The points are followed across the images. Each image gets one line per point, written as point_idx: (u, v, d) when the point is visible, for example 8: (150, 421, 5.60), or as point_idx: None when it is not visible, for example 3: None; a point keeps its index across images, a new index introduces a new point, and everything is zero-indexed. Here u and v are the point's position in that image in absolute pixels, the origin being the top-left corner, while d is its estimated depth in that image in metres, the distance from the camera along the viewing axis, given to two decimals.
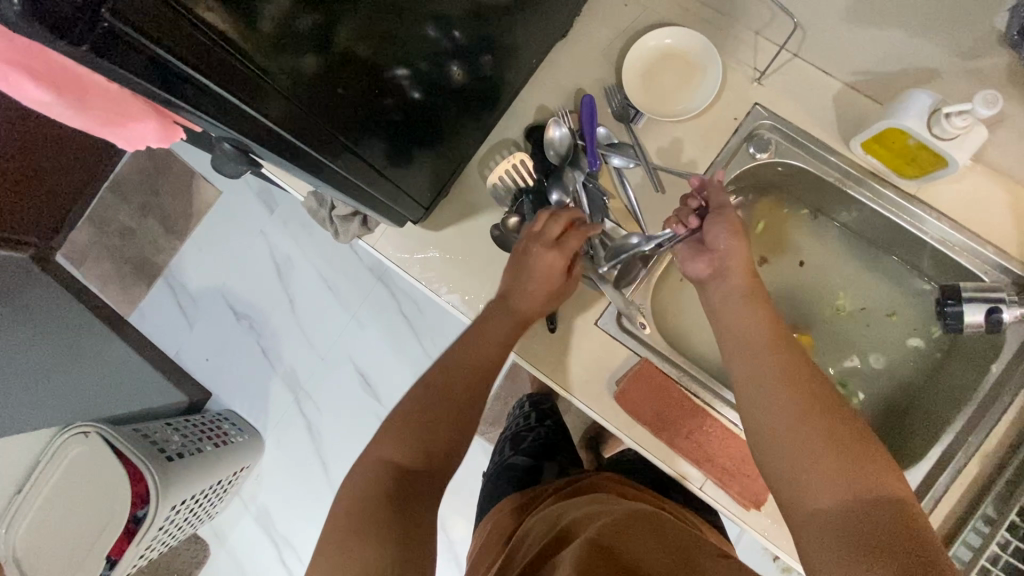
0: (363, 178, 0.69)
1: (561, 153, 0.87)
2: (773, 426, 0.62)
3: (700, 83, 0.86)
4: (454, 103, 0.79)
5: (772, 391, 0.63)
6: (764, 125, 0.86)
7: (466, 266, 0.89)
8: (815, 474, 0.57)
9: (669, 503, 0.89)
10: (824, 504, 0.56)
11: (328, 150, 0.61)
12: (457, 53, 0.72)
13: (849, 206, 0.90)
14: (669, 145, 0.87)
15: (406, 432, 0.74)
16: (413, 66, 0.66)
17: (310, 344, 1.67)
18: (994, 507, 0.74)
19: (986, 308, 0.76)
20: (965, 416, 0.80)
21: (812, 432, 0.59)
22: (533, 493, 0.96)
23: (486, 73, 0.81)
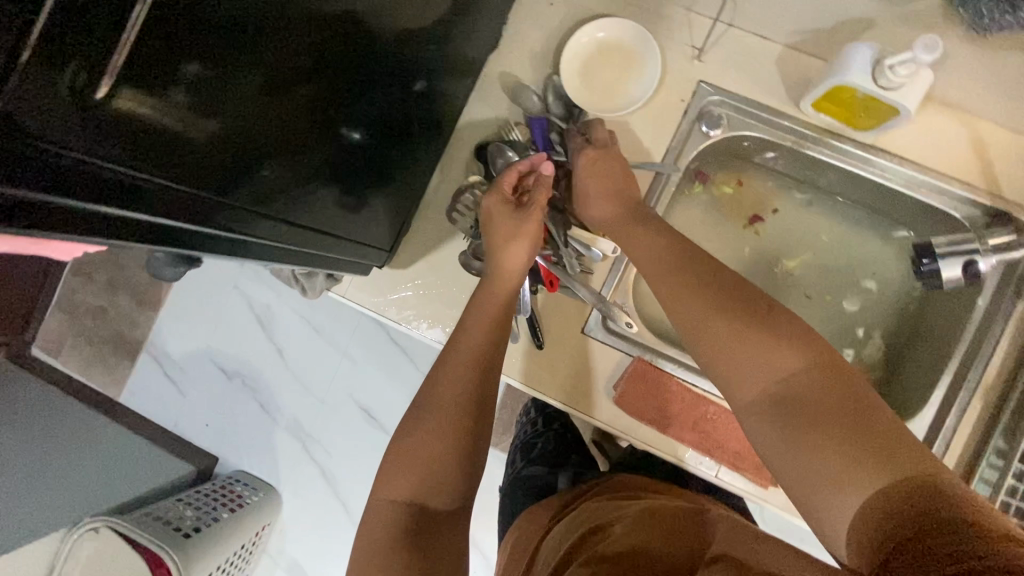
0: (315, 244, 0.69)
1: None
2: (696, 321, 0.60)
3: (639, 72, 0.84)
4: (397, 138, 0.77)
5: (693, 308, 0.61)
6: (712, 101, 0.84)
7: (443, 298, 0.87)
8: (742, 361, 0.56)
9: (681, 491, 0.89)
10: (756, 385, 0.54)
11: (281, 231, 0.61)
12: (387, 86, 0.69)
13: (810, 165, 0.89)
14: (622, 139, 0.85)
15: (407, 464, 0.64)
16: (337, 109, 0.62)
17: (308, 391, 1.65)
18: (1004, 439, 0.75)
19: (963, 262, 0.78)
20: (959, 354, 0.80)
21: (727, 326, 0.57)
22: (549, 500, 0.96)
23: (424, 101, 0.79)
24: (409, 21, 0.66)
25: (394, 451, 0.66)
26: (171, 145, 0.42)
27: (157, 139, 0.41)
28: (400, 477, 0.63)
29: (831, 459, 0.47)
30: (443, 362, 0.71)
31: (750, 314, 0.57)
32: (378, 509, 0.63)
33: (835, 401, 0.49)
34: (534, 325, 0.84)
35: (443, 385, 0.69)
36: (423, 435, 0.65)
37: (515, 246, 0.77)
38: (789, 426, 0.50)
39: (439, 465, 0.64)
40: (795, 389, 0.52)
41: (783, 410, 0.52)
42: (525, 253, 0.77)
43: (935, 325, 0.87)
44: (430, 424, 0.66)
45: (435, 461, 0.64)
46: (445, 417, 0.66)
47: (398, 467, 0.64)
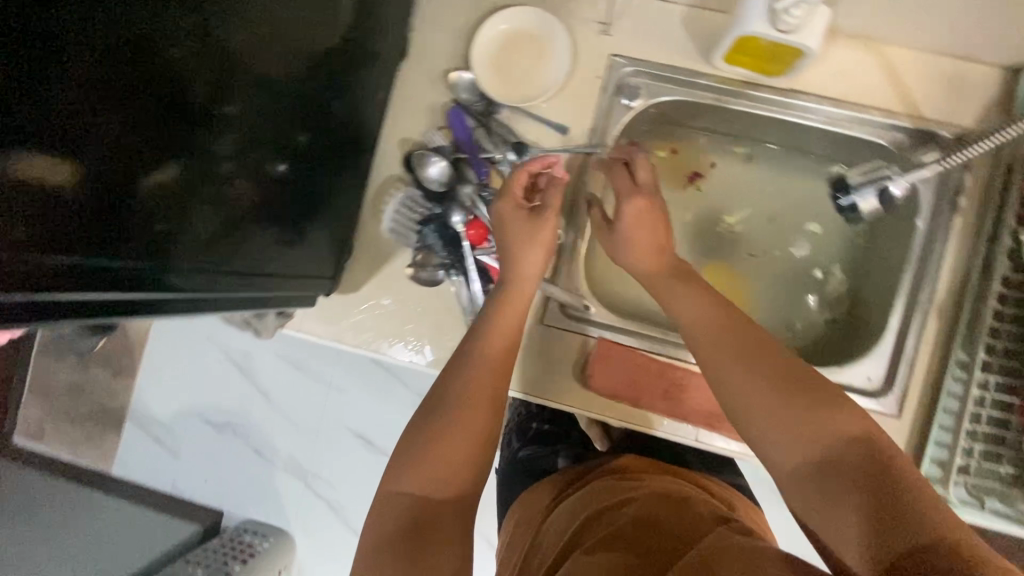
0: (251, 284, 0.68)
1: (444, 180, 0.84)
2: (736, 385, 0.59)
3: (551, 55, 0.84)
4: (324, 165, 0.77)
5: (735, 371, 0.59)
6: (628, 73, 0.85)
7: (398, 314, 0.85)
8: (783, 428, 0.55)
9: (676, 470, 0.91)
10: (796, 453, 0.55)
11: (202, 274, 0.61)
12: (302, 120, 0.71)
13: (736, 118, 0.89)
14: (546, 125, 0.85)
15: (426, 460, 0.63)
16: (246, 153, 0.64)
17: (300, 428, 1.63)
18: (963, 351, 0.77)
19: (876, 192, 0.80)
20: (909, 277, 0.82)
21: (769, 393, 0.57)
22: (546, 483, 0.95)
23: (343, 123, 0.78)
24: (293, 38, 0.65)
25: (413, 444, 0.64)
26: (41, 209, 0.43)
27: (13, 208, 0.41)
28: (423, 474, 0.62)
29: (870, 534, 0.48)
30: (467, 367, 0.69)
31: (794, 382, 0.57)
32: (387, 503, 0.61)
33: (873, 476, 0.50)
34: None
35: (474, 385, 0.68)
36: (451, 433, 0.64)
37: (531, 253, 0.76)
38: (830, 500, 0.52)
39: (463, 466, 0.63)
40: (833, 459, 0.53)
41: (825, 483, 0.52)
42: (539, 260, 0.76)
43: (883, 252, 0.89)
44: (452, 424, 0.65)
45: (458, 461, 0.63)
46: (479, 419, 0.66)
47: (421, 462, 0.63)
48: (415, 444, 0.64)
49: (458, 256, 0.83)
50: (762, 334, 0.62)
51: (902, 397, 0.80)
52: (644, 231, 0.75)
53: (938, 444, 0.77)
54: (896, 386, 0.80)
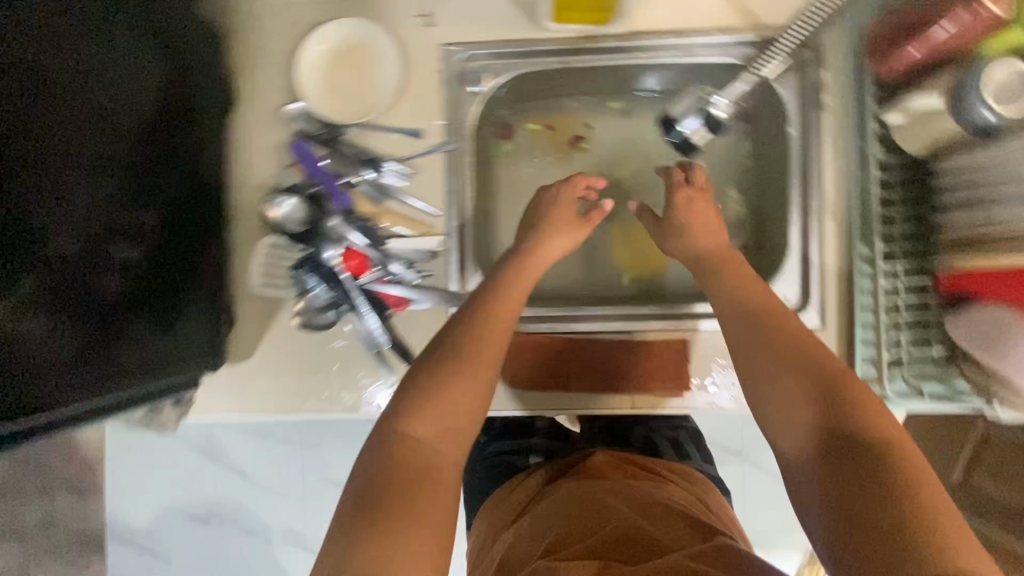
0: (118, 372, 0.66)
1: (303, 219, 0.79)
2: (758, 369, 0.63)
3: (380, 62, 0.80)
4: (179, 233, 0.74)
5: (769, 360, 0.62)
6: (463, 60, 0.81)
7: (302, 367, 0.82)
8: (798, 412, 0.58)
9: (652, 462, 0.88)
10: (805, 438, 0.57)
11: (56, 370, 0.60)
12: (140, 195, 0.69)
13: (591, 75, 0.86)
14: (397, 133, 0.81)
15: (430, 408, 0.63)
16: (82, 245, 0.62)
17: (280, 498, 1.48)
18: (865, 246, 0.75)
19: (695, 116, 0.84)
20: (798, 187, 0.80)
21: (786, 373, 0.61)
22: (520, 482, 0.89)
23: (184, 186, 0.75)
24: (102, 112, 0.64)
25: (418, 390, 0.64)
26: None
27: None
28: (427, 422, 0.62)
29: (857, 533, 0.49)
30: (469, 331, 0.70)
31: (815, 371, 0.60)
32: (382, 451, 0.61)
33: (881, 471, 0.51)
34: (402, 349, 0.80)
35: (482, 341, 0.69)
36: (457, 383, 0.65)
37: (538, 253, 0.81)
38: (831, 488, 0.53)
39: (464, 419, 0.64)
40: (842, 452, 0.54)
41: (831, 470, 0.53)
42: (559, 248, 0.82)
43: (771, 168, 0.87)
44: (457, 375, 0.65)
45: (459, 414, 0.64)
46: (488, 371, 0.67)
47: (425, 410, 0.63)
48: (418, 392, 0.64)
49: (342, 293, 0.78)
50: (795, 327, 0.65)
51: (821, 307, 0.78)
52: (702, 207, 0.81)
53: (865, 343, 0.76)
54: (812, 298, 0.79)
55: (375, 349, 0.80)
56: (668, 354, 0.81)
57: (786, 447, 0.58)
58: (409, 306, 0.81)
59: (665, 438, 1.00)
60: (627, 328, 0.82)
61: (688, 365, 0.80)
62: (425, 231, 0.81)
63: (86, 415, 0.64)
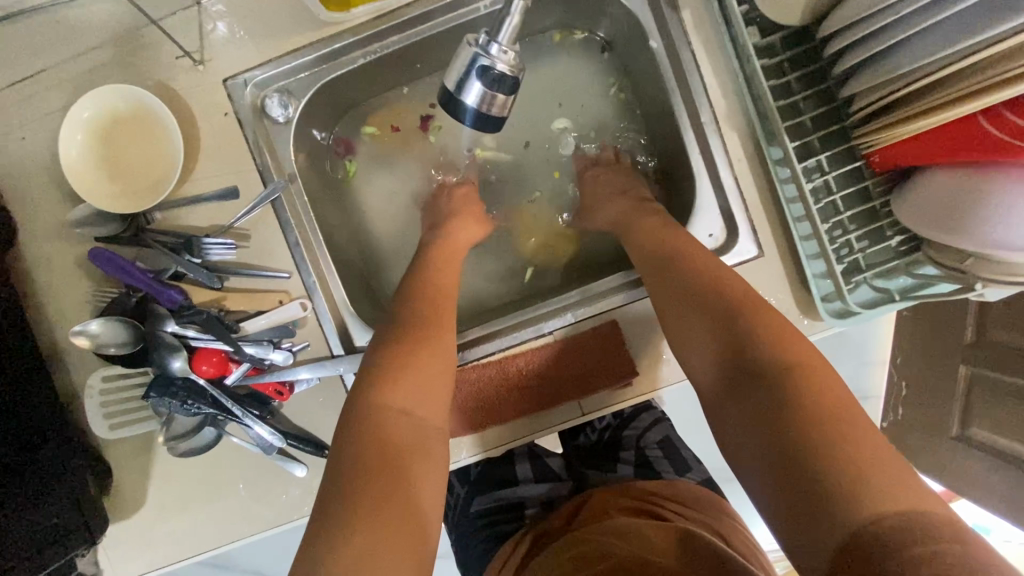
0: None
1: (125, 339, 0.65)
2: (669, 299, 0.56)
3: (158, 126, 0.66)
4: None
5: (673, 297, 0.55)
6: (254, 89, 0.68)
7: (203, 497, 0.70)
8: (710, 340, 0.51)
9: (646, 487, 0.75)
10: (720, 371, 0.50)
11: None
12: None
13: (413, 56, 0.73)
14: (207, 200, 0.67)
15: (407, 372, 0.54)
16: None
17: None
18: (774, 147, 0.63)
19: (474, 76, 0.47)
20: (682, 103, 0.67)
21: (693, 292, 0.54)
22: (514, 545, 0.75)
23: None
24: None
25: (391, 357, 0.55)
26: None
27: None
28: (412, 388, 0.54)
29: (774, 470, 0.43)
30: (424, 306, 0.61)
31: (718, 297, 0.53)
32: (359, 419, 0.52)
33: (805, 403, 0.44)
34: (302, 440, 0.68)
35: (442, 310, 0.61)
36: (428, 349, 0.57)
37: (457, 238, 0.72)
38: (758, 426, 0.45)
39: (444, 387, 0.56)
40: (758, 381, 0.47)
41: (753, 402, 0.46)
42: (473, 235, 0.74)
43: (649, 91, 0.74)
44: (425, 344, 0.57)
45: (437, 383, 0.55)
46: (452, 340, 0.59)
47: (405, 377, 0.54)
48: (392, 357, 0.55)
49: (206, 405, 0.65)
50: (701, 251, 0.58)
51: (754, 232, 0.66)
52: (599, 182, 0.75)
53: (814, 258, 0.63)
54: (740, 225, 0.66)
55: (270, 452, 0.67)
56: (604, 343, 0.68)
57: (704, 392, 0.51)
58: (294, 390, 0.69)
59: (658, 446, 0.85)
60: (549, 326, 0.69)
61: (629, 349, 0.68)
62: (281, 299, 0.68)
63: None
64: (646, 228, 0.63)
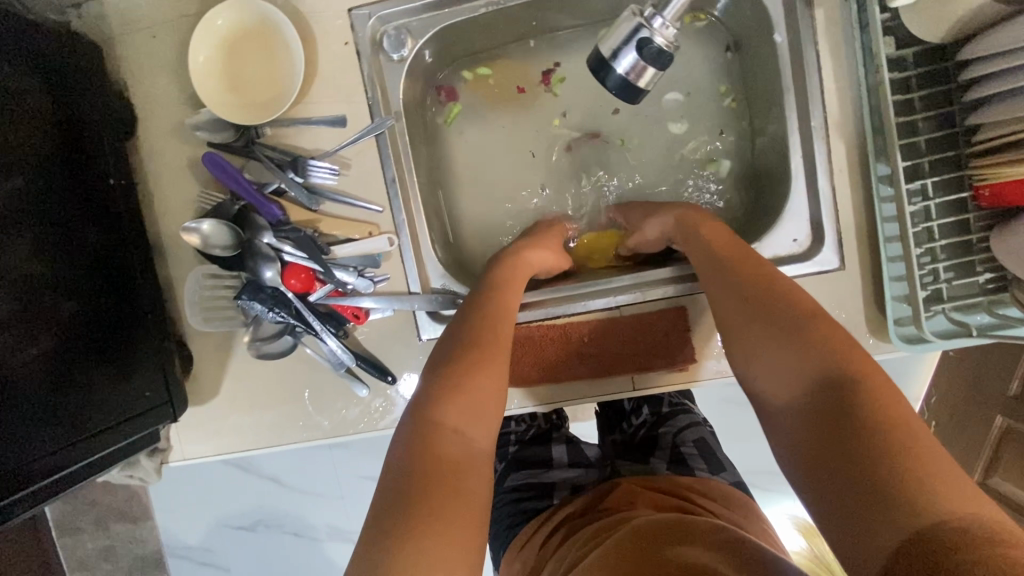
0: (72, 436, 0.61)
1: (229, 242, 0.70)
2: (728, 305, 0.56)
3: (281, 45, 0.69)
4: (114, 274, 0.68)
5: (732, 303, 0.56)
6: (376, 23, 0.69)
7: (272, 399, 0.76)
8: (769, 351, 0.52)
9: (671, 482, 0.79)
10: (777, 382, 0.50)
11: (1, 455, 0.54)
12: (69, 237, 0.62)
13: (530, 12, 0.74)
14: (316, 123, 0.70)
15: (462, 395, 0.51)
16: (22, 294, 0.57)
17: (324, 497, 1.45)
18: (881, 162, 0.62)
19: (632, 47, 0.57)
20: (794, 102, 0.67)
21: (752, 300, 0.55)
22: (541, 523, 0.82)
23: (107, 219, 0.68)
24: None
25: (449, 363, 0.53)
26: None
27: None
28: (468, 406, 0.51)
29: (829, 479, 0.43)
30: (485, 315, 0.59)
31: (778, 307, 0.53)
32: (406, 438, 0.49)
33: (867, 416, 0.44)
34: (368, 363, 0.73)
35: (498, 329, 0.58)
36: (484, 365, 0.54)
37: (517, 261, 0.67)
38: (816, 438, 0.45)
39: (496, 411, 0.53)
40: (819, 395, 0.47)
41: (815, 415, 0.46)
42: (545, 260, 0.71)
43: (761, 83, 0.73)
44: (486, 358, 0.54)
45: (491, 397, 0.52)
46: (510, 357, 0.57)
47: (462, 390, 0.51)
48: (447, 372, 0.52)
49: (294, 314, 0.70)
50: (763, 263, 0.58)
51: (841, 244, 0.66)
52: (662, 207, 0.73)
53: (897, 279, 0.64)
54: (827, 236, 0.66)
55: (342, 368, 0.72)
56: (666, 328, 0.70)
57: (763, 405, 0.52)
58: (370, 317, 0.73)
59: (693, 443, 0.90)
60: (616, 302, 0.71)
61: (691, 335, 0.70)
62: (371, 231, 0.72)
63: (39, 490, 0.59)
64: (710, 231, 0.64)
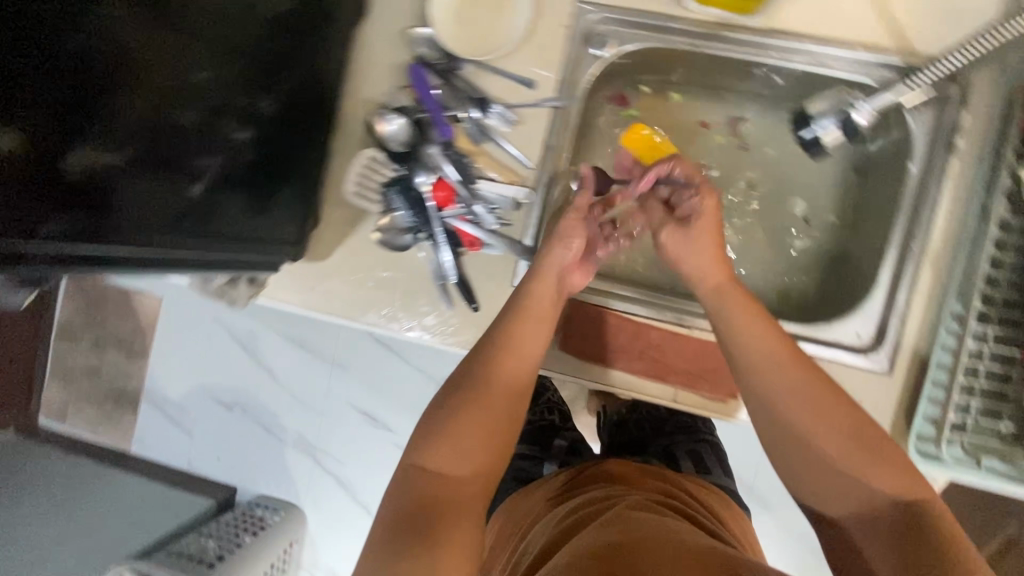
0: (217, 243, 0.70)
1: (405, 141, 0.82)
2: (801, 420, 0.64)
3: (512, 6, 0.80)
4: (289, 127, 0.77)
5: (804, 412, 0.64)
6: (593, 20, 0.80)
7: (369, 281, 0.85)
8: (853, 472, 0.61)
9: (670, 475, 0.87)
10: (852, 506, 0.61)
11: (167, 233, 0.64)
12: (271, 82, 0.72)
13: (716, 64, 0.84)
14: (509, 78, 0.81)
15: (451, 444, 0.63)
16: (217, 108, 0.66)
17: (307, 405, 1.53)
18: (957, 301, 0.72)
19: (834, 117, 0.79)
20: (904, 224, 0.77)
21: (830, 422, 0.63)
22: (541, 483, 0.92)
23: (305, 82, 0.78)
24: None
25: (454, 409, 0.66)
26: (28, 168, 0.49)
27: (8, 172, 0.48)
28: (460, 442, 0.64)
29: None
30: (495, 354, 0.70)
31: (856, 432, 0.63)
32: (407, 479, 0.62)
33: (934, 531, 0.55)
34: (463, 287, 0.82)
35: (501, 370, 0.69)
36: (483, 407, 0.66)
37: (543, 284, 0.74)
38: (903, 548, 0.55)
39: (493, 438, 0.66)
40: (901, 513, 0.58)
41: (899, 536, 0.56)
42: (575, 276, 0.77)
43: (878, 199, 0.84)
44: (491, 395, 0.67)
45: (486, 437, 0.65)
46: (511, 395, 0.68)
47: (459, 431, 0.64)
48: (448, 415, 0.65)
49: (426, 219, 0.81)
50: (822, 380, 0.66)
51: (893, 352, 0.75)
52: (713, 241, 0.76)
53: (932, 402, 0.73)
54: (887, 341, 0.76)
55: (443, 281, 0.82)
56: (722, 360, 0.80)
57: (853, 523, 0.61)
58: (482, 249, 0.83)
59: (686, 452, 0.99)
60: (686, 320, 0.81)
61: None
62: (515, 180, 0.83)
63: (183, 267, 0.68)
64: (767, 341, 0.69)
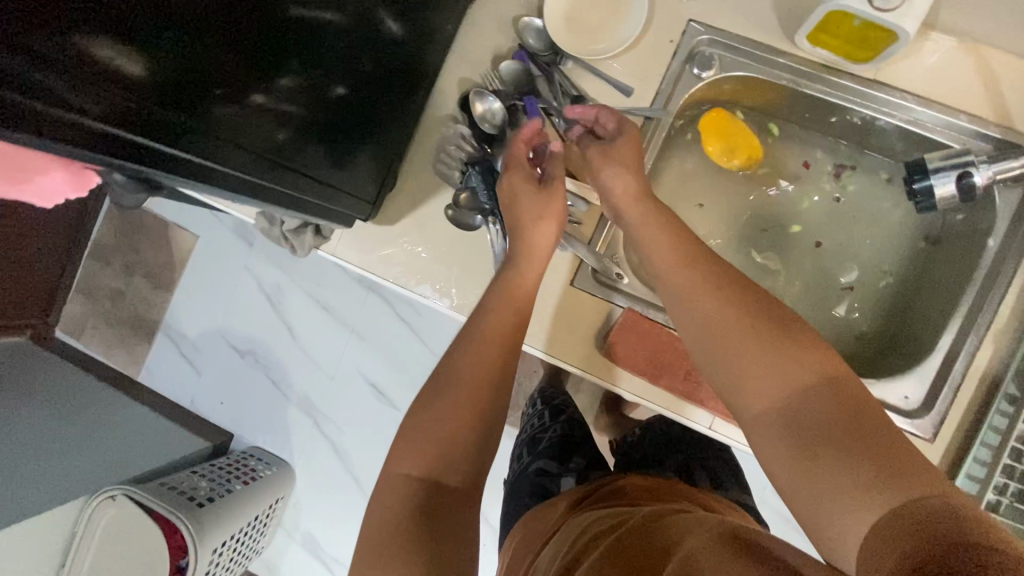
0: (302, 188, 0.68)
1: (496, 123, 0.85)
2: (706, 317, 0.60)
3: (626, 14, 0.82)
4: (386, 93, 0.77)
5: (704, 313, 0.61)
6: (702, 41, 0.82)
7: (432, 253, 0.86)
8: (752, 367, 0.56)
9: (684, 488, 0.84)
10: (761, 402, 0.55)
11: (272, 173, 0.63)
12: (383, 46, 0.71)
13: (811, 107, 0.85)
14: (608, 83, 0.82)
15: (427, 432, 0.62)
16: (332, 61, 0.65)
17: (319, 367, 1.54)
18: (1015, 383, 0.72)
19: (955, 174, 0.75)
20: (972, 296, 0.77)
21: (727, 316, 0.59)
22: (553, 501, 0.88)
23: (410, 52, 0.77)
24: None
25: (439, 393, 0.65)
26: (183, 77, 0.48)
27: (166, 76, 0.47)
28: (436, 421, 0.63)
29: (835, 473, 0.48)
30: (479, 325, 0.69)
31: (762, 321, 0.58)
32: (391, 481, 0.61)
33: (848, 415, 0.50)
34: None
35: (490, 344, 0.68)
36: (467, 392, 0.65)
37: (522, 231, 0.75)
38: (809, 442, 0.50)
39: (476, 405, 0.64)
40: (803, 403, 0.52)
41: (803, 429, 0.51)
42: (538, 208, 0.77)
43: (946, 269, 0.84)
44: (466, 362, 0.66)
45: (474, 416, 0.64)
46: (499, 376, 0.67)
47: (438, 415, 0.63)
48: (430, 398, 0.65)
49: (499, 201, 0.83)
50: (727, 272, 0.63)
51: (939, 421, 0.75)
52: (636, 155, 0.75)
53: (971, 477, 0.72)
54: (935, 409, 0.75)
55: None
56: None
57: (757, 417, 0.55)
58: None
59: (703, 470, 0.97)
60: None
61: None
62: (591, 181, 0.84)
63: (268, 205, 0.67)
64: (677, 268, 0.65)
